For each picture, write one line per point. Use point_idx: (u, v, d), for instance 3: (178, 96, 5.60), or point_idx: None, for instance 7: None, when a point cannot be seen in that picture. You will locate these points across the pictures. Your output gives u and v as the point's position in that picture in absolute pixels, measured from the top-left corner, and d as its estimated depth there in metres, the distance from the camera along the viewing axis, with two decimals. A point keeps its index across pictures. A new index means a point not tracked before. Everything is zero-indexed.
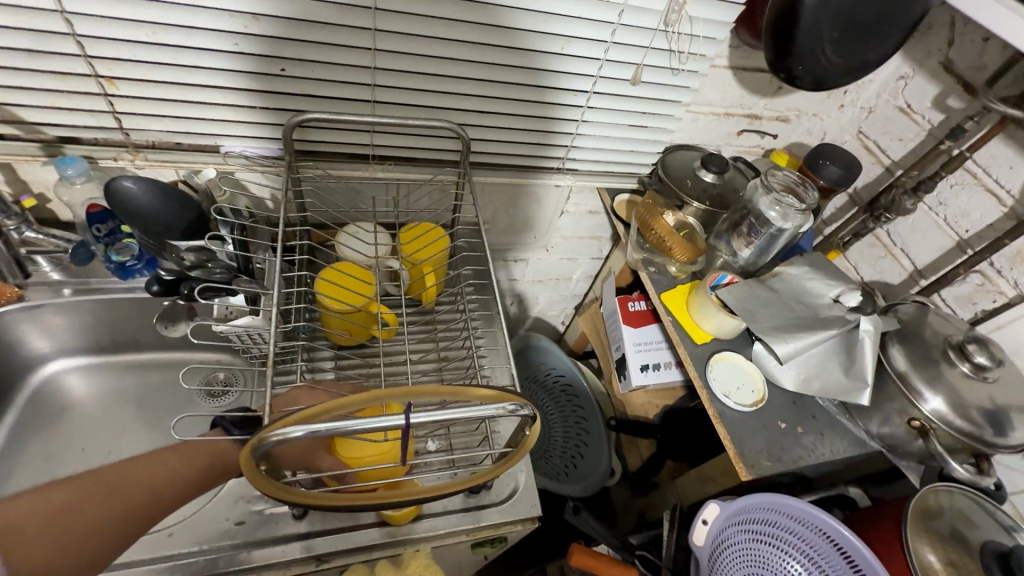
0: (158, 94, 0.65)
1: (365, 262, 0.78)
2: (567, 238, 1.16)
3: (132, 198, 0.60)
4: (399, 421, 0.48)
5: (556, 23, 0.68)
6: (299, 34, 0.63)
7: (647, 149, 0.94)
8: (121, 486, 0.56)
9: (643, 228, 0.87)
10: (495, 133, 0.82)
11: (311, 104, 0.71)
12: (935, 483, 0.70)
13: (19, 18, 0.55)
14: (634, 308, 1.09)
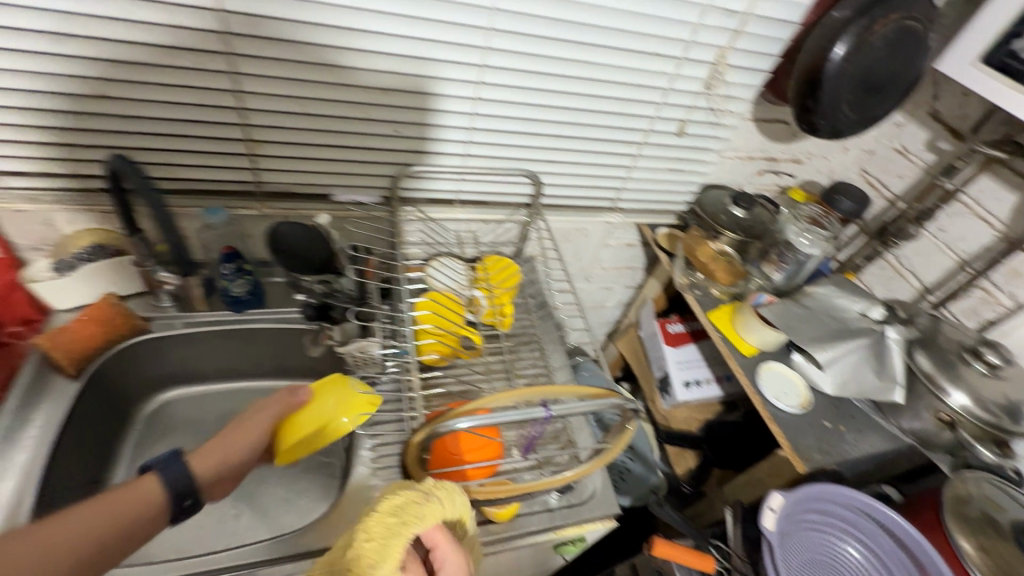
0: (293, 153, 0.78)
1: (451, 291, 0.88)
2: (607, 269, 1.28)
3: (290, 237, 0.72)
4: (539, 413, 0.57)
5: (620, 88, 0.82)
6: (415, 103, 0.76)
7: (683, 188, 1.07)
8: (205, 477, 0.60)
9: (689, 254, 1.04)
10: (560, 178, 0.95)
11: (414, 158, 0.84)
12: (961, 474, 0.79)
13: (201, 96, 0.68)
14: (672, 330, 1.20)
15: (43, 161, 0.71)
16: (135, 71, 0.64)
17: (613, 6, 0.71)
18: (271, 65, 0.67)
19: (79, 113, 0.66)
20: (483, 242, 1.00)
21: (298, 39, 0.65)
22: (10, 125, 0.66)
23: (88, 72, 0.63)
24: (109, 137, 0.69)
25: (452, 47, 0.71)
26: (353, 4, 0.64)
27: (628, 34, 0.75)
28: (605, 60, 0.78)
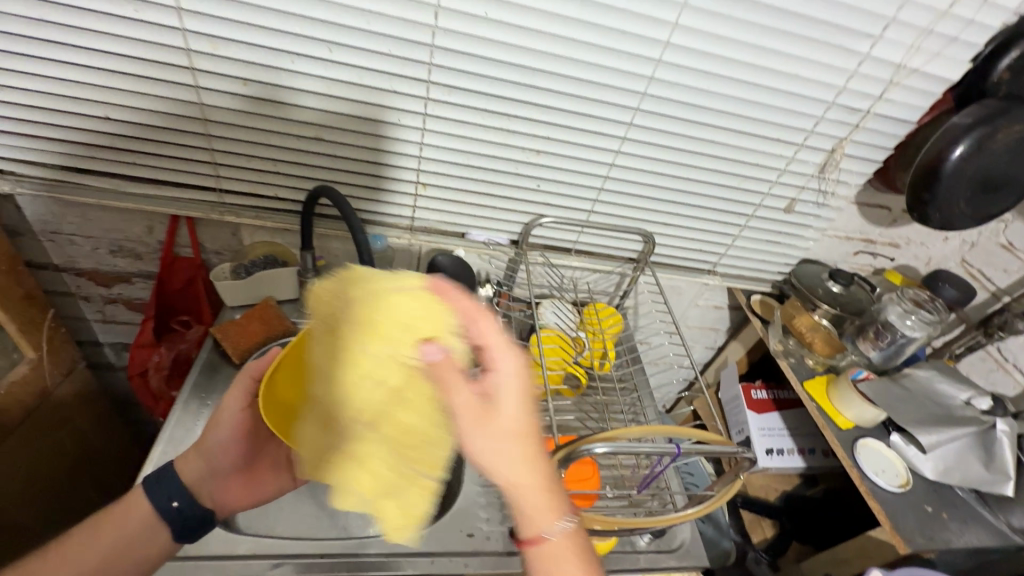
0: (447, 196, 0.91)
1: (561, 330, 0.96)
2: (692, 328, 1.32)
3: (443, 268, 0.85)
4: (672, 448, 0.64)
5: (739, 166, 0.91)
6: (558, 163, 0.88)
7: (781, 261, 1.12)
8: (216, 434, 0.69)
9: (786, 322, 1.09)
10: (668, 239, 1.04)
11: (545, 209, 0.95)
12: None
13: (390, 144, 0.82)
14: (756, 396, 1.22)
15: (254, 185, 0.87)
16: (347, 122, 0.79)
17: (744, 98, 0.81)
18: (451, 124, 0.81)
19: (295, 149, 0.82)
20: (588, 289, 1.08)
21: (478, 106, 0.79)
22: (242, 154, 0.82)
23: (313, 119, 0.79)
24: (311, 169, 0.85)
25: (600, 121, 0.83)
26: (529, 82, 0.77)
27: (753, 121, 0.85)
28: (729, 141, 0.87)
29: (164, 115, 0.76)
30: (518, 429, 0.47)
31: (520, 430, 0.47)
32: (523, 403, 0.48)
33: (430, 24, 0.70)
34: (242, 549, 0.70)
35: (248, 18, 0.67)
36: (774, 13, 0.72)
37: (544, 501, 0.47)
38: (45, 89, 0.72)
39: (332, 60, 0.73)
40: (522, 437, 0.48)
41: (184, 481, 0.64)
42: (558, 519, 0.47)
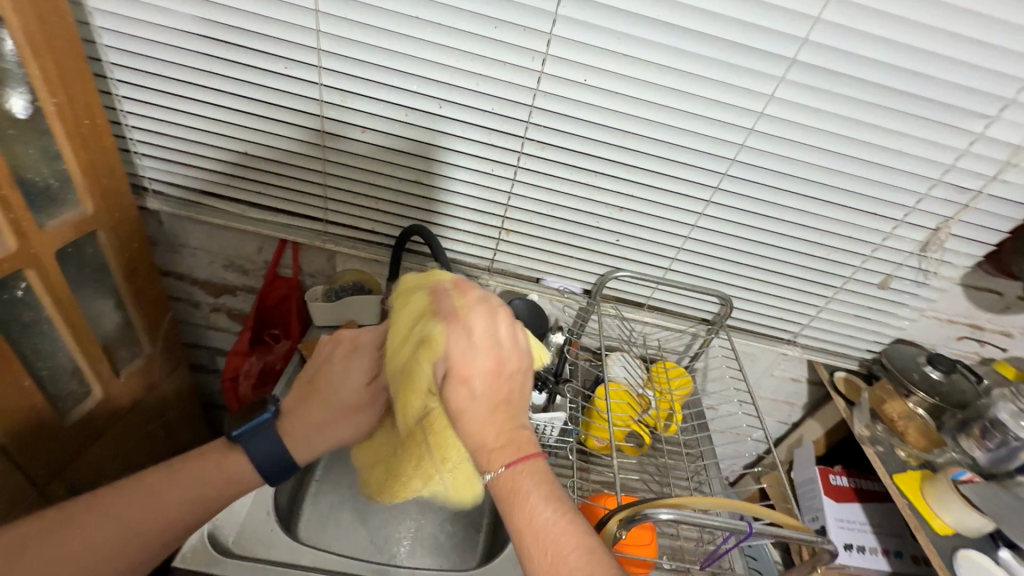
0: (526, 242, 0.95)
1: (628, 386, 0.96)
2: (765, 399, 1.25)
3: (520, 313, 0.88)
4: (743, 526, 0.60)
5: (829, 238, 0.89)
6: (639, 220, 0.90)
7: (870, 339, 1.05)
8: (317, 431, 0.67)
9: (875, 406, 1.00)
10: (746, 304, 1.01)
11: (621, 263, 0.97)
12: None
13: (480, 190, 0.88)
14: (834, 482, 1.12)
15: (353, 219, 0.96)
16: (446, 168, 0.87)
17: (838, 169, 0.81)
18: (540, 176, 0.86)
19: (396, 190, 0.90)
20: (657, 346, 1.07)
21: (568, 161, 0.84)
22: (349, 191, 0.91)
23: (416, 165, 0.87)
24: (406, 209, 0.93)
25: (685, 183, 0.85)
26: (619, 143, 0.81)
27: (847, 193, 0.83)
28: (819, 212, 0.86)
29: (291, 153, 0.87)
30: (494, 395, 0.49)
31: (500, 401, 0.50)
32: (498, 386, 0.50)
33: (532, 88, 0.77)
34: (303, 558, 0.74)
35: (376, 77, 0.77)
36: (875, 89, 0.72)
37: (530, 480, 0.46)
38: (196, 126, 0.84)
39: (440, 114, 0.81)
40: (494, 400, 0.50)
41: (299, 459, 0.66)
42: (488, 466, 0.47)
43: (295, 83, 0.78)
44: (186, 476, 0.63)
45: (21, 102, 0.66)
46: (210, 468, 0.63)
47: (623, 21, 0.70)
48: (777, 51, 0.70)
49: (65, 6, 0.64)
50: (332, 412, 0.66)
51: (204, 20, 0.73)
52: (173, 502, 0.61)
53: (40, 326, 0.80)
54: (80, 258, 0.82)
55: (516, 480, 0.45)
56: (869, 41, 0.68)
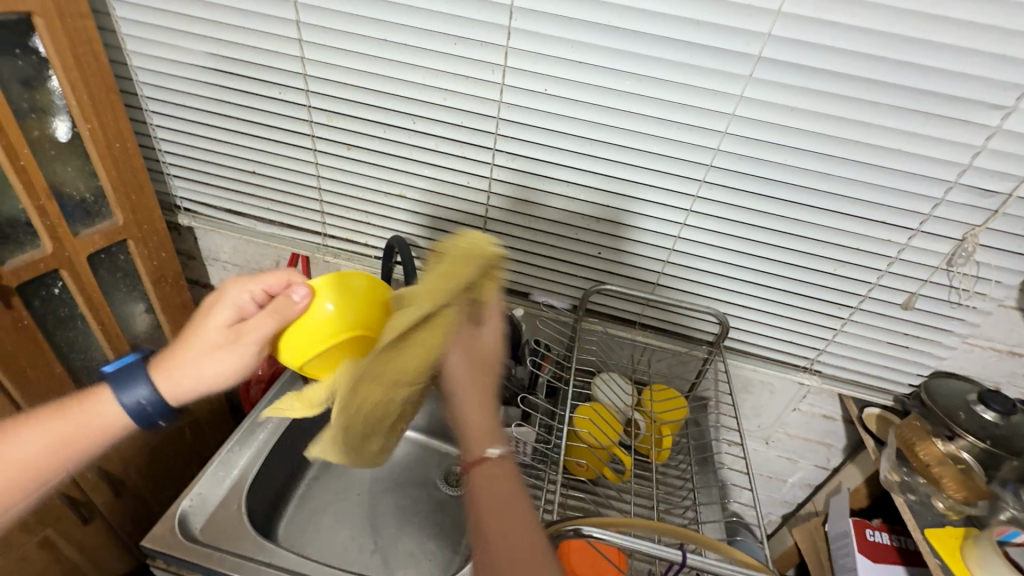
0: (510, 254, 0.96)
1: (613, 409, 0.87)
2: (793, 437, 1.08)
3: None
4: (676, 558, 0.54)
5: (832, 249, 0.81)
6: (619, 230, 0.88)
7: (906, 369, 0.91)
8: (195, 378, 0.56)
9: (903, 446, 0.86)
10: (749, 325, 0.93)
11: (607, 277, 0.94)
12: None
13: (461, 203, 0.92)
14: (871, 538, 0.95)
15: (352, 232, 1.03)
16: (426, 182, 0.91)
17: (828, 172, 0.74)
18: (517, 188, 0.88)
19: (384, 205, 0.96)
20: (654, 367, 1.01)
21: (540, 172, 0.85)
22: (345, 206, 0.98)
23: (399, 179, 0.92)
24: (395, 222, 0.98)
25: (661, 191, 0.82)
26: (589, 151, 0.81)
27: (844, 199, 0.76)
28: (815, 220, 0.79)
29: (293, 171, 0.96)
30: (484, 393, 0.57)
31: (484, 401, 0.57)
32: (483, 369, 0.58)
33: (496, 101, 0.79)
34: (262, 555, 0.76)
35: (358, 96, 0.84)
36: (856, 83, 0.67)
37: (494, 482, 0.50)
38: (217, 149, 0.96)
39: (415, 129, 0.85)
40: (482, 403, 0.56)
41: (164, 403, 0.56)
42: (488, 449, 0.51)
43: (289, 107, 0.87)
44: (49, 427, 0.53)
45: (64, 127, 0.80)
46: (74, 419, 0.55)
47: (574, 28, 0.71)
48: (739, 49, 0.67)
49: (100, 46, 0.76)
50: (190, 362, 0.55)
51: (213, 55, 0.84)
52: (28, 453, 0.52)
53: (75, 321, 0.91)
54: (113, 264, 0.94)
55: (485, 479, 0.49)
56: (839, 32, 0.64)
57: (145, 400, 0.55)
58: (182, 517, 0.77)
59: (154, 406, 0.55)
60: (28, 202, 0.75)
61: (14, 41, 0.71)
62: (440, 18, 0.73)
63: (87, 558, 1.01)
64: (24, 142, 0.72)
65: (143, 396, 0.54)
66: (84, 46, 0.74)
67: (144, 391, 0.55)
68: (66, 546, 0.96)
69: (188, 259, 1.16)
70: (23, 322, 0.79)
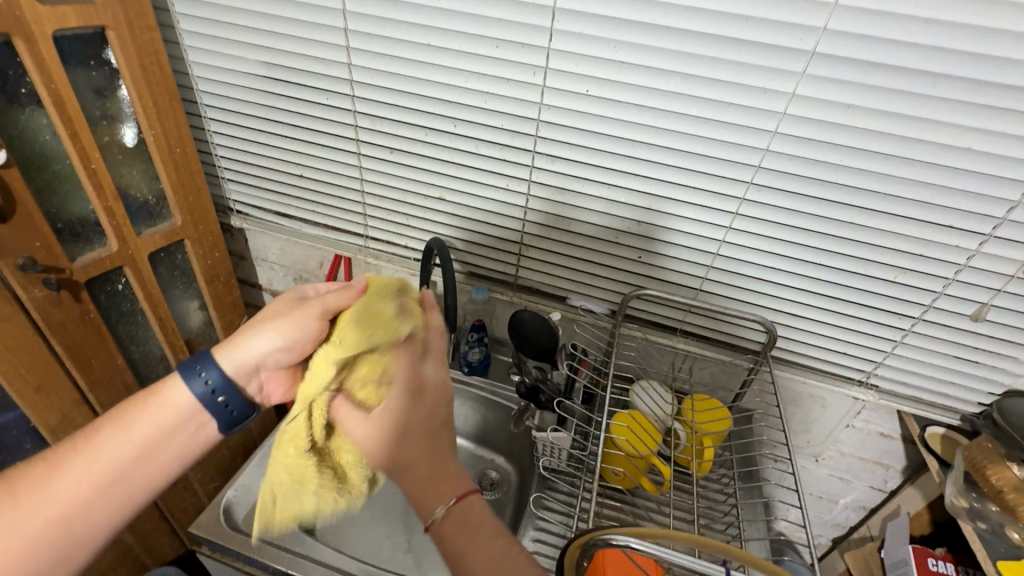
0: (547, 258, 0.95)
1: (654, 418, 0.84)
2: (846, 456, 1.02)
3: (526, 324, 0.87)
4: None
5: (891, 255, 0.76)
6: (660, 234, 0.86)
7: (976, 387, 0.84)
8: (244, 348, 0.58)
9: (971, 469, 0.80)
10: (798, 334, 0.89)
11: (647, 282, 0.92)
12: None
13: (499, 205, 0.92)
14: (933, 568, 0.87)
15: (392, 234, 1.05)
16: (466, 184, 0.92)
17: (889, 173, 0.70)
18: (555, 191, 0.87)
19: (424, 207, 0.98)
20: (695, 376, 0.97)
21: (579, 175, 0.84)
22: (386, 209, 1.00)
23: (439, 182, 0.93)
24: (434, 224, 0.99)
25: (705, 194, 0.79)
26: (630, 153, 0.79)
27: (906, 202, 0.71)
28: (873, 224, 0.74)
29: (337, 175, 0.99)
30: (426, 430, 0.52)
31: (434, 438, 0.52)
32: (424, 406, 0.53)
33: (537, 103, 0.79)
34: (301, 547, 0.78)
35: (400, 100, 0.85)
36: (920, 77, 0.63)
37: (460, 515, 0.49)
38: (268, 154, 1.01)
39: (455, 133, 0.86)
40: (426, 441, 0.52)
41: (229, 372, 0.57)
42: (438, 503, 0.49)
43: (335, 112, 0.90)
44: (127, 423, 0.53)
45: (131, 133, 0.85)
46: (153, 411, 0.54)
47: (617, 27, 0.69)
48: (792, 45, 0.65)
49: (164, 57, 0.81)
50: (238, 343, 0.58)
51: (266, 63, 0.88)
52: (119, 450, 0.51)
53: (136, 316, 0.96)
54: (172, 263, 0.99)
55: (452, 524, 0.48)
56: (902, 24, 0.60)
57: (215, 384, 0.55)
58: (227, 507, 0.80)
59: (220, 383, 0.56)
60: (98, 202, 0.81)
61: (90, 53, 0.77)
62: (482, 21, 0.74)
63: (140, 541, 1.07)
64: (96, 146, 0.78)
65: (212, 378, 0.55)
66: (151, 56, 0.79)
67: (208, 372, 0.56)
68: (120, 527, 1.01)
69: (239, 260, 1.21)
70: (90, 315, 0.85)
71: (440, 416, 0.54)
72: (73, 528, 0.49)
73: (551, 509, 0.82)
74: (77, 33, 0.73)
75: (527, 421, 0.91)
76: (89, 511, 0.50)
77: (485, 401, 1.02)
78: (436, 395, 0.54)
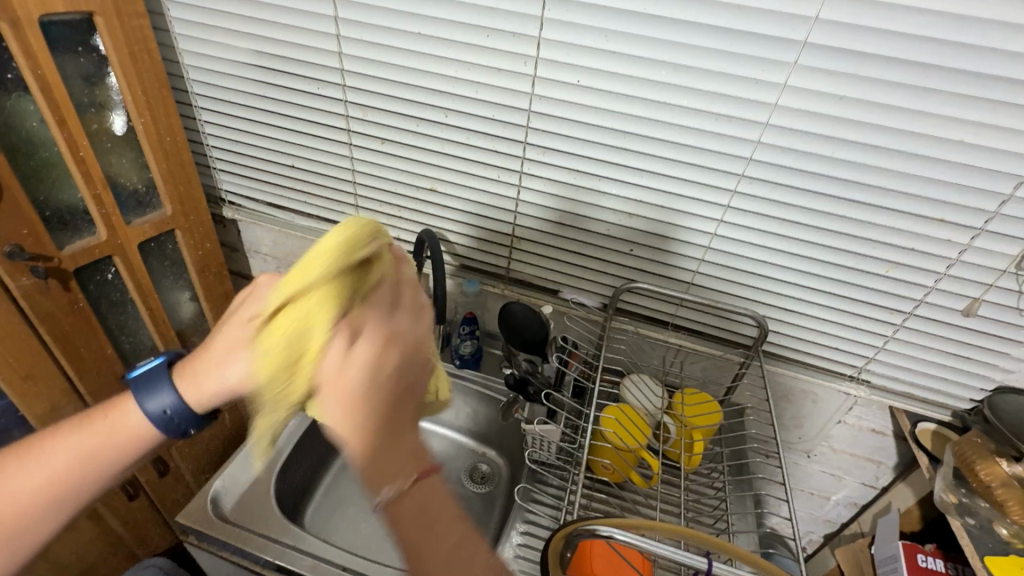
0: (539, 250, 0.95)
1: (644, 413, 0.84)
2: (838, 452, 1.02)
3: (516, 317, 0.86)
4: (701, 567, 0.51)
5: (883, 249, 0.76)
6: (651, 227, 0.85)
7: (967, 383, 0.84)
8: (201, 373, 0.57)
9: (961, 466, 0.79)
10: (790, 329, 0.89)
11: (639, 276, 0.92)
12: None
13: (491, 197, 0.92)
14: (923, 564, 0.87)
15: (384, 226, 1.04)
16: (458, 176, 0.91)
17: (881, 166, 0.69)
18: (547, 183, 0.87)
19: (416, 199, 0.97)
20: (686, 371, 0.97)
21: (571, 166, 0.84)
22: (378, 200, 1.00)
23: (431, 173, 0.92)
24: (426, 216, 0.99)
25: (696, 186, 0.79)
26: (622, 144, 0.79)
27: (898, 195, 0.71)
28: (865, 218, 0.74)
29: (329, 165, 0.98)
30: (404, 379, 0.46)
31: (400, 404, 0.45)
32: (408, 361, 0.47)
33: (527, 93, 0.78)
34: (289, 538, 0.78)
35: (391, 90, 0.85)
36: (913, 68, 0.62)
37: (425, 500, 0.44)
38: (260, 144, 1.00)
39: (447, 123, 0.86)
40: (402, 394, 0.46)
41: (190, 404, 0.56)
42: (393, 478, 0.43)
43: (326, 102, 0.90)
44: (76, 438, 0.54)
45: (120, 121, 0.84)
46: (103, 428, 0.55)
47: (609, 17, 0.69)
48: (784, 35, 0.64)
49: (153, 44, 0.81)
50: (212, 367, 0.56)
51: (257, 52, 0.87)
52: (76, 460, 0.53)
53: (126, 306, 0.96)
54: (162, 253, 0.98)
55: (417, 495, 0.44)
56: (895, 14, 0.60)
57: (171, 405, 0.55)
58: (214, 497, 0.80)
59: (181, 410, 0.56)
60: (86, 190, 0.80)
61: (78, 39, 0.76)
62: (472, 10, 0.73)
63: (131, 532, 1.07)
64: (84, 134, 0.77)
65: (167, 403, 0.55)
66: (140, 43, 0.79)
67: (169, 397, 0.56)
68: (111, 517, 1.02)
69: (232, 251, 1.21)
70: (78, 304, 0.84)
71: (414, 373, 0.47)
72: (21, 532, 0.51)
73: (539, 502, 0.82)
74: (65, 19, 0.73)
75: (517, 413, 0.91)
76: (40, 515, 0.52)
77: (477, 394, 1.02)
78: (412, 349, 0.48)
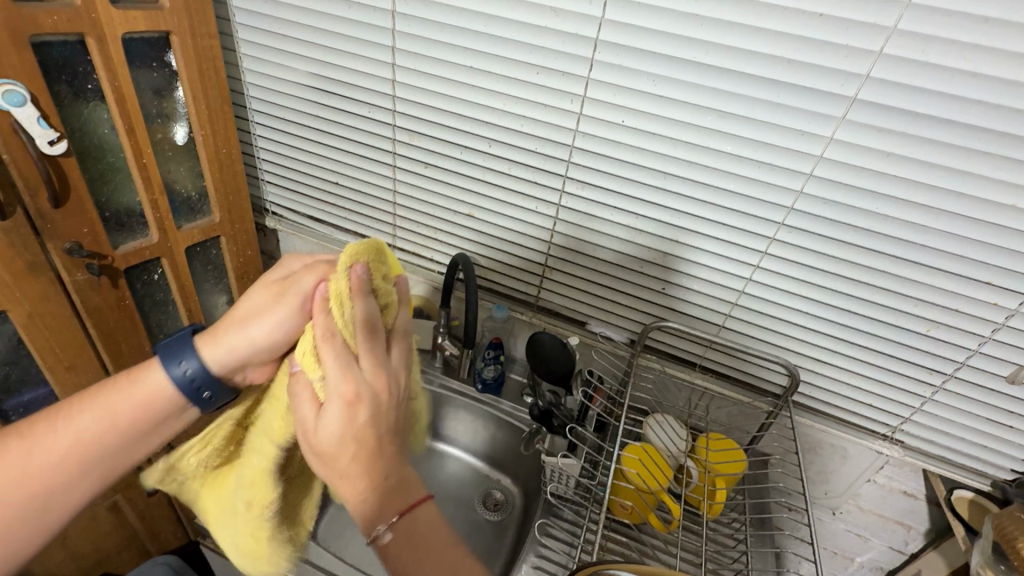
0: (570, 282, 0.95)
1: (666, 454, 0.83)
2: (866, 512, 0.97)
3: (544, 346, 0.86)
4: None
5: (925, 308, 0.74)
6: (687, 268, 0.85)
7: (1010, 453, 0.80)
8: (245, 344, 0.56)
9: (1001, 541, 0.76)
10: (822, 380, 0.87)
11: (669, 315, 0.91)
12: None
13: (527, 225, 0.93)
14: None
15: (419, 247, 1.07)
16: (495, 203, 0.93)
17: (925, 224, 0.69)
18: (583, 217, 0.88)
19: (452, 222, 0.99)
20: (710, 414, 0.96)
21: (607, 202, 0.85)
22: (415, 222, 1.03)
23: (469, 199, 0.95)
24: (461, 239, 1.01)
25: (733, 231, 0.79)
26: (660, 184, 0.79)
27: (943, 255, 0.70)
28: (906, 274, 0.73)
29: (372, 184, 1.01)
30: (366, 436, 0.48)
31: (381, 463, 0.48)
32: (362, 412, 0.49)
33: (572, 129, 0.80)
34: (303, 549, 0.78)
35: (438, 117, 0.88)
36: (966, 130, 0.62)
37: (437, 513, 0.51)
38: (308, 160, 1.04)
39: (489, 152, 0.88)
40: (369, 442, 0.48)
41: (213, 367, 0.56)
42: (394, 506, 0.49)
43: (375, 124, 0.93)
44: (110, 397, 0.55)
45: (183, 132, 0.89)
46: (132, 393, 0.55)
47: (658, 63, 0.71)
48: (832, 90, 0.65)
49: (220, 62, 0.85)
50: (236, 328, 0.57)
51: (315, 74, 0.92)
52: (87, 430, 0.54)
53: (167, 306, 0.99)
54: (206, 257, 1.02)
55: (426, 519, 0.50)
56: (949, 78, 0.60)
57: (193, 369, 0.55)
58: None
59: (202, 375, 0.55)
60: (145, 195, 0.85)
61: (154, 55, 0.81)
62: (525, 48, 0.76)
63: (146, 527, 1.08)
64: (149, 143, 0.82)
65: (191, 365, 0.55)
66: (208, 61, 0.84)
67: (192, 359, 0.55)
68: (130, 512, 1.03)
69: (269, 260, 1.24)
70: (125, 302, 0.88)
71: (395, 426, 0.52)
72: (53, 494, 0.53)
73: (555, 538, 0.81)
74: (144, 37, 0.78)
75: (537, 443, 0.91)
76: (61, 478, 0.53)
77: (497, 419, 1.01)
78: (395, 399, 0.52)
